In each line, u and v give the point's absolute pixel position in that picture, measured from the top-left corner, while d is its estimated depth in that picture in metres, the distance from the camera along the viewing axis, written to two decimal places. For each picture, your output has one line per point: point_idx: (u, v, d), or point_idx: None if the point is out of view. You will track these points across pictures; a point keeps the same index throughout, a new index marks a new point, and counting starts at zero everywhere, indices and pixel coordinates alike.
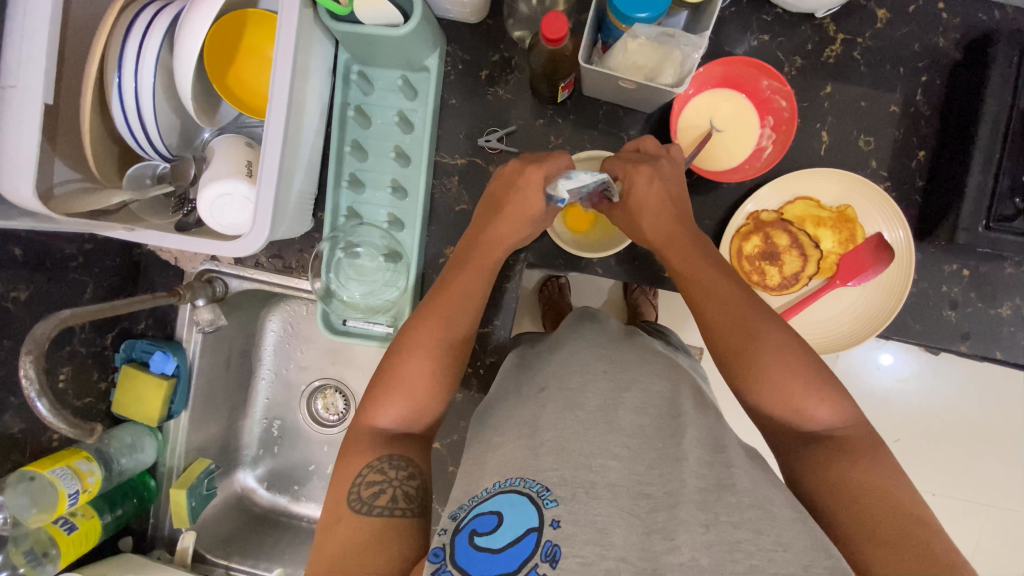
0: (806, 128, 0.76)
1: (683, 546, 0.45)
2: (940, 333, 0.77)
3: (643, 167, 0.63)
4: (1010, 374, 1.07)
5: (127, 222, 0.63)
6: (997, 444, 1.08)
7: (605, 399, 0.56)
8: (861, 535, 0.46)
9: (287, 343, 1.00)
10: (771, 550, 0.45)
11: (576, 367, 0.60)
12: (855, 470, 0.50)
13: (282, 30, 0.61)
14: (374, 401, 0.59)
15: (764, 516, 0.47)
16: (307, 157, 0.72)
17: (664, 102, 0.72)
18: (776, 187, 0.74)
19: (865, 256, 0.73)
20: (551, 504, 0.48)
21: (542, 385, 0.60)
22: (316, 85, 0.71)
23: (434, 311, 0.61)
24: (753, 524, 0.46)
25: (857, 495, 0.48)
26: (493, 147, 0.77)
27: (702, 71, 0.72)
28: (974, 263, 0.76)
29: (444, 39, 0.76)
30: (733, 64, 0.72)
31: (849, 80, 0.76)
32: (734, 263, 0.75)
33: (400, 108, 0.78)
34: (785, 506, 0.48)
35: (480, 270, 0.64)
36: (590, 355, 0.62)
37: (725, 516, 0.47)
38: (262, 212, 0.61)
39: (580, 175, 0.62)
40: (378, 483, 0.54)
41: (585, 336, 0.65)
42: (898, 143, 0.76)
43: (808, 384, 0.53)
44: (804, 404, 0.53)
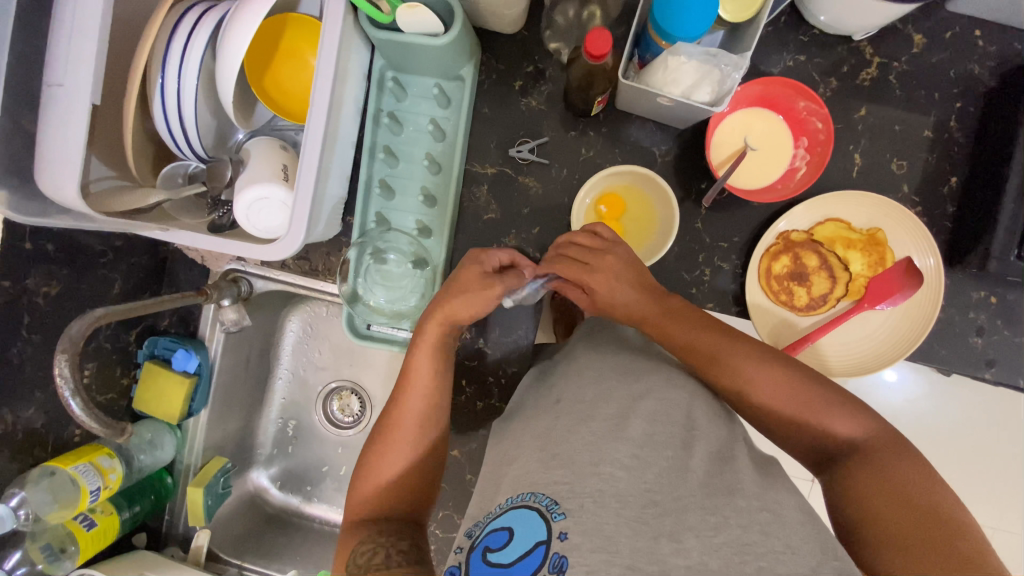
0: (838, 149, 0.76)
1: (692, 550, 0.46)
2: (964, 359, 0.77)
3: (603, 260, 0.66)
4: None
5: (161, 221, 0.64)
6: (1012, 470, 1.03)
7: (619, 408, 0.55)
8: (891, 545, 0.46)
9: (304, 344, 1.00)
10: (782, 552, 0.46)
11: (591, 381, 0.59)
12: (876, 476, 0.50)
13: (326, 34, 0.61)
14: (369, 462, 0.62)
15: (775, 519, 0.48)
16: (340, 161, 0.72)
17: (700, 119, 0.71)
18: (811, 205, 0.74)
19: (896, 279, 0.72)
20: (558, 517, 0.48)
21: (558, 398, 0.60)
22: (352, 90, 0.71)
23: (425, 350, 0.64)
24: (763, 526, 0.47)
25: (883, 503, 0.49)
26: (524, 157, 0.77)
27: (739, 90, 0.72)
28: (1002, 291, 0.76)
29: (480, 49, 0.76)
30: (772, 84, 0.71)
31: (883, 103, 0.76)
32: (762, 282, 0.75)
33: (432, 116, 0.78)
34: (795, 511, 0.49)
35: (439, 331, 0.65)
36: (613, 365, 0.61)
37: (734, 520, 0.47)
38: (298, 216, 0.62)
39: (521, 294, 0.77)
40: (370, 548, 0.56)
41: (607, 345, 0.65)
42: (930, 167, 0.76)
43: (807, 403, 0.55)
44: (818, 424, 0.55)
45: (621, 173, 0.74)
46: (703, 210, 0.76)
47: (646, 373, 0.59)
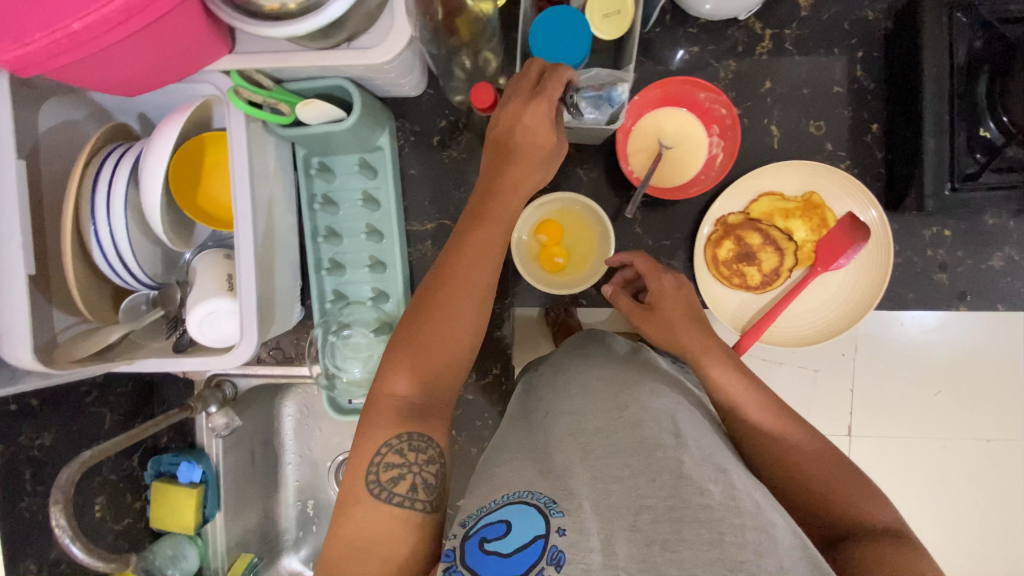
0: (754, 125, 0.77)
1: (687, 561, 0.44)
2: (936, 297, 0.76)
3: (672, 283, 0.69)
4: None
5: (128, 354, 0.68)
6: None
7: (606, 420, 0.57)
8: None
9: (305, 424, 1.01)
10: (775, 574, 0.42)
11: (578, 395, 0.61)
12: (898, 554, 0.48)
13: (235, 145, 0.65)
14: (390, 373, 0.56)
15: (766, 539, 0.45)
16: (284, 255, 0.75)
17: (608, 134, 0.73)
18: (734, 191, 0.75)
19: (846, 238, 0.72)
20: (557, 514, 0.49)
21: (547, 411, 0.61)
22: (279, 186, 0.74)
23: (468, 261, 0.59)
24: (756, 547, 0.44)
25: (891, 569, 0.46)
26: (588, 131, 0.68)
27: (638, 99, 0.73)
28: (953, 223, 0.75)
29: (392, 117, 0.80)
30: (669, 84, 0.73)
31: (786, 70, 0.76)
32: (710, 271, 0.76)
33: (363, 189, 0.81)
34: (787, 533, 0.46)
35: (481, 251, 0.59)
36: (591, 376, 0.63)
37: (730, 537, 0.45)
38: (247, 319, 0.65)
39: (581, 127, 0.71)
40: (397, 466, 0.53)
41: (595, 360, 0.66)
42: (849, 120, 0.76)
43: (840, 480, 0.55)
44: (848, 503, 0.53)
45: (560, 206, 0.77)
46: (637, 216, 0.79)
47: (622, 385, 0.60)
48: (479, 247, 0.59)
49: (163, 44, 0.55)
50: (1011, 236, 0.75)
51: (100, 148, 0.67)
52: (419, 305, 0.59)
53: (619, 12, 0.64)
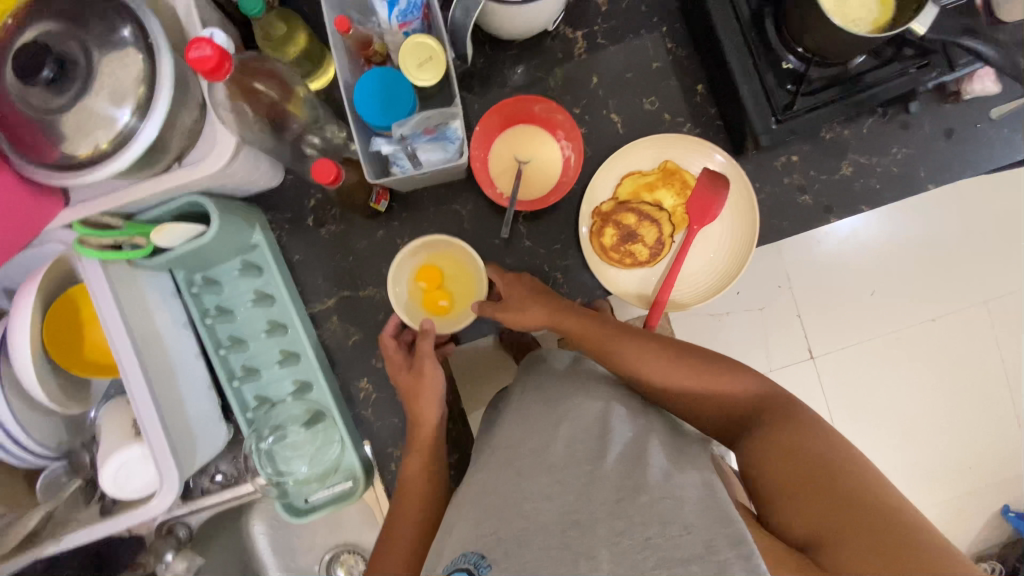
0: (595, 118, 0.82)
1: (605, 562, 0.46)
2: (807, 217, 0.82)
3: (511, 279, 0.76)
4: None
5: (52, 532, 0.65)
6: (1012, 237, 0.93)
7: (540, 440, 0.58)
8: (784, 494, 0.52)
9: (281, 536, 0.97)
10: (679, 535, 0.46)
11: (518, 425, 0.62)
12: (777, 437, 0.55)
13: (97, 293, 0.63)
14: None
15: (674, 504, 0.49)
16: (188, 380, 0.74)
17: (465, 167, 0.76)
18: (597, 182, 0.79)
19: (710, 193, 0.75)
20: (486, 570, 0.47)
21: (493, 450, 0.62)
22: (163, 315, 0.73)
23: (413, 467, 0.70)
24: (661, 516, 0.48)
25: (778, 460, 0.54)
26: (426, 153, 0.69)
27: (482, 127, 0.77)
28: (797, 148, 0.81)
29: (260, 212, 0.80)
30: (504, 107, 0.77)
31: (606, 62, 0.81)
32: (601, 260, 0.79)
33: (254, 289, 0.80)
34: (695, 486, 0.51)
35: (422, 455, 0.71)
36: (531, 401, 0.64)
37: (637, 517, 0.48)
38: (161, 459, 0.63)
39: (433, 155, 0.70)
40: None
41: (535, 381, 0.67)
42: (676, 88, 0.82)
43: (709, 379, 0.62)
44: (720, 393, 0.62)
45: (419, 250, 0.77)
46: (523, 230, 0.82)
47: (556, 401, 0.61)
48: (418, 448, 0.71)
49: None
50: (851, 143, 0.81)
51: None
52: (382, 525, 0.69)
53: (431, 58, 0.67)
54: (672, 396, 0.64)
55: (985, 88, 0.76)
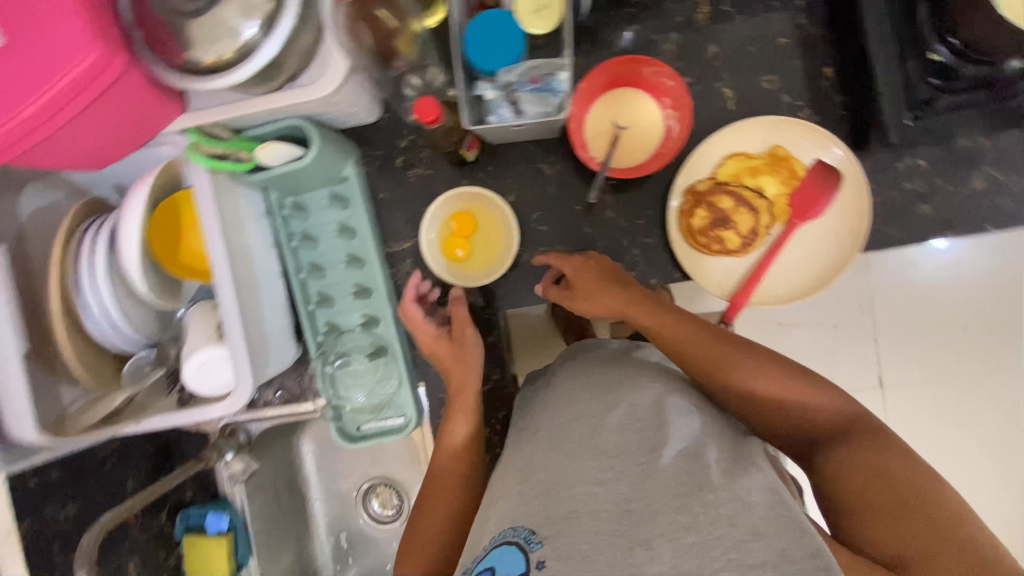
0: (705, 90, 0.77)
1: (663, 555, 0.46)
2: (922, 229, 0.75)
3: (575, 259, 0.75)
4: None
5: (136, 414, 0.71)
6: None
7: (590, 425, 0.57)
8: (866, 516, 0.51)
9: (325, 459, 1.04)
10: (746, 540, 0.46)
11: (565, 405, 0.61)
12: (862, 456, 0.54)
13: (201, 199, 0.67)
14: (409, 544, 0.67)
15: (741, 508, 0.48)
16: (269, 296, 0.77)
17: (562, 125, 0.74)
18: (698, 158, 0.75)
19: (822, 188, 0.71)
20: (536, 547, 0.49)
21: (537, 427, 0.61)
22: (254, 232, 0.76)
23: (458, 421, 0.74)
24: (728, 518, 0.47)
25: (863, 481, 0.52)
26: (529, 105, 0.69)
27: (587, 84, 0.73)
28: (926, 152, 0.74)
29: (354, 146, 0.82)
30: (615, 65, 0.73)
31: (729, 32, 0.76)
32: (687, 241, 0.75)
33: (338, 220, 0.82)
34: (760, 492, 0.49)
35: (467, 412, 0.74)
36: (578, 385, 0.63)
37: (702, 515, 0.47)
38: (240, 363, 0.67)
39: (534, 108, 0.69)
40: None
41: (584, 365, 0.66)
42: (801, 69, 0.75)
43: (789, 387, 0.60)
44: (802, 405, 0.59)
45: (451, 197, 0.78)
46: (610, 200, 0.79)
47: (606, 387, 0.60)
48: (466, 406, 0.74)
49: (119, 118, 0.59)
50: (987, 154, 0.74)
51: (79, 224, 0.71)
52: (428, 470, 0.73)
53: (548, 6, 0.66)
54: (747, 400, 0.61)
55: None
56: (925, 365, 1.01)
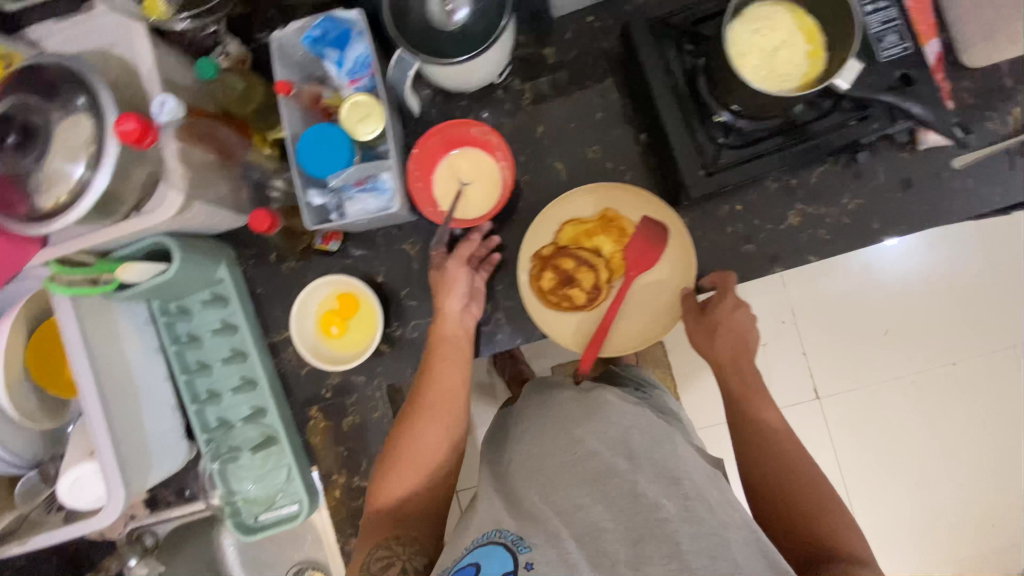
0: (540, 166, 0.85)
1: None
2: (750, 267, 0.81)
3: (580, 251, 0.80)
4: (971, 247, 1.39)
5: (22, 535, 0.74)
6: (952, 298, 1.40)
7: (568, 454, 0.66)
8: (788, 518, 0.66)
9: (249, 549, 1.04)
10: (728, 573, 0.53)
11: (540, 441, 0.70)
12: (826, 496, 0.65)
13: (65, 324, 0.72)
14: (386, 480, 0.74)
15: (721, 543, 0.56)
16: (151, 402, 0.81)
17: (407, 185, 0.79)
18: (539, 227, 0.81)
19: (655, 245, 0.78)
20: (524, 549, 0.58)
21: (510, 461, 0.71)
22: (132, 342, 0.81)
23: (444, 371, 0.76)
24: (709, 551, 0.55)
25: (812, 506, 0.65)
26: (361, 203, 0.74)
27: (423, 147, 0.79)
28: (741, 197, 0.80)
29: (229, 248, 0.87)
30: (445, 130, 0.80)
31: (552, 113, 0.85)
32: (540, 303, 0.81)
33: (220, 318, 0.87)
34: (741, 532, 0.57)
35: (453, 363, 0.77)
36: (555, 420, 0.71)
37: (687, 546, 0.55)
38: (110, 476, 0.71)
39: (368, 203, 0.75)
40: (388, 556, 0.69)
41: (554, 404, 0.74)
42: (619, 137, 0.83)
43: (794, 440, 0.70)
44: (800, 455, 0.69)
45: (325, 285, 0.82)
46: None
47: (572, 426, 0.68)
48: (444, 358, 0.77)
49: None
50: (798, 192, 0.80)
51: None
52: (403, 413, 0.77)
53: (368, 114, 0.73)
54: (756, 438, 0.71)
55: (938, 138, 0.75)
56: (854, 375, 1.42)
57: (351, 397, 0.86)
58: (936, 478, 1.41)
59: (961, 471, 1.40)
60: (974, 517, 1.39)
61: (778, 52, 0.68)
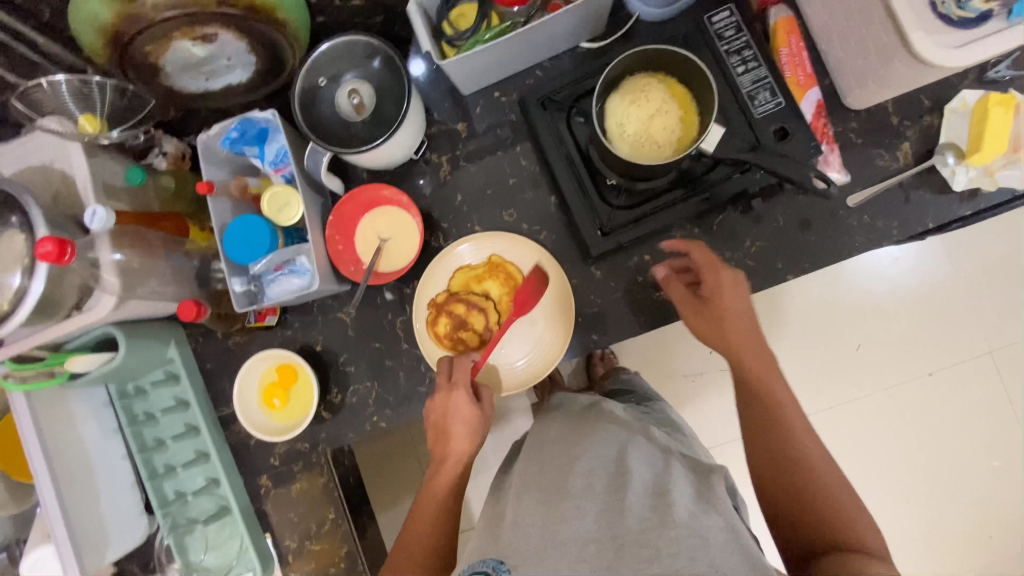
0: (461, 231, 0.90)
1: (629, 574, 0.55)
2: (663, 313, 0.85)
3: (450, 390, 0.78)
4: (937, 255, 1.41)
5: None
6: (932, 303, 1.41)
7: (560, 476, 0.70)
8: (782, 487, 0.64)
9: None
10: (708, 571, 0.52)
11: (540, 467, 0.74)
12: (813, 469, 0.64)
13: (20, 418, 0.78)
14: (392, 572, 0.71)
15: (700, 544, 0.55)
16: (108, 482, 0.86)
17: (332, 249, 0.85)
18: (429, 278, 0.87)
19: (534, 292, 0.84)
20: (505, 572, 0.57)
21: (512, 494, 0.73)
22: (89, 426, 0.86)
23: (451, 444, 0.77)
24: (690, 553, 0.54)
25: (806, 479, 0.64)
26: (278, 287, 0.79)
27: (341, 213, 0.85)
28: (650, 247, 0.85)
29: (179, 328, 0.93)
30: (358, 194, 0.86)
31: (469, 182, 0.90)
32: (437, 347, 0.85)
33: (174, 394, 0.92)
34: (720, 530, 0.57)
35: (459, 435, 0.77)
36: (551, 455, 0.76)
37: (666, 550, 0.55)
38: (65, 557, 0.77)
39: (286, 286, 0.79)
40: None
41: (559, 440, 0.79)
42: (532, 200, 0.89)
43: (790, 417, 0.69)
44: (793, 429, 0.67)
45: (263, 359, 0.87)
46: (402, 333, 0.89)
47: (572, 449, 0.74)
48: (446, 433, 0.77)
49: None
50: (701, 240, 0.84)
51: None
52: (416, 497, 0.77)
53: (287, 204, 0.80)
54: (760, 410, 0.70)
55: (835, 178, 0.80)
56: (830, 391, 1.43)
57: (298, 463, 0.90)
58: (934, 495, 1.39)
59: (962, 476, 1.38)
60: (979, 525, 1.38)
61: (653, 119, 0.73)
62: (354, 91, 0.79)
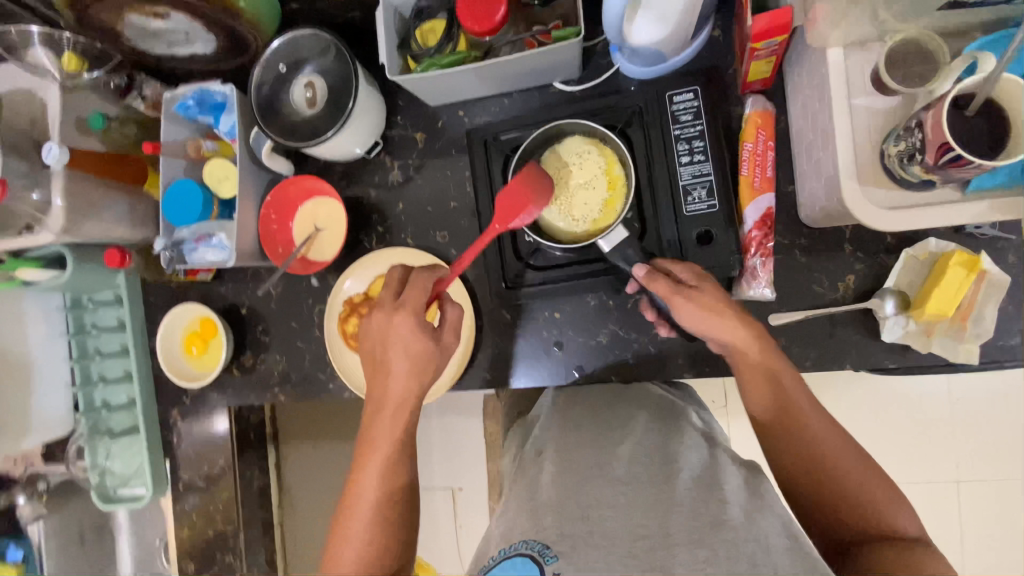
0: (394, 239, 0.92)
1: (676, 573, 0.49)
2: (556, 373, 0.85)
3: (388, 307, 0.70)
4: (943, 379, 1.24)
5: None
6: (922, 434, 1.25)
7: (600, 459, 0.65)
8: (820, 509, 0.58)
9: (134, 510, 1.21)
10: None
11: (573, 445, 0.68)
12: (845, 479, 0.58)
13: None
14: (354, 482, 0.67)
15: (759, 547, 0.50)
16: (45, 378, 0.97)
17: (266, 228, 0.88)
18: (354, 275, 0.89)
19: (525, 192, 0.72)
20: (551, 560, 0.51)
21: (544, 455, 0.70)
22: (37, 326, 0.97)
23: (396, 364, 0.70)
24: (751, 557, 0.49)
25: (836, 502, 0.57)
26: (196, 253, 0.84)
27: (281, 194, 0.88)
28: (561, 306, 0.84)
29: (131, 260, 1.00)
30: (302, 180, 0.88)
31: (413, 194, 0.91)
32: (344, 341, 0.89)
33: (118, 316, 1.01)
34: (779, 533, 0.52)
35: (402, 352, 0.69)
36: (583, 433, 0.71)
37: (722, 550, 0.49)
38: None
39: (204, 254, 0.84)
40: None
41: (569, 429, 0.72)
42: (466, 228, 0.89)
43: (824, 430, 0.60)
44: (816, 449, 0.60)
45: (189, 310, 0.96)
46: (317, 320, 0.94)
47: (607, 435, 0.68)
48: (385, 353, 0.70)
49: None
50: (613, 315, 0.83)
51: None
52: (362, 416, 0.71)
53: (226, 178, 0.86)
54: (783, 424, 0.62)
55: (756, 293, 0.74)
56: None
57: (205, 408, 0.99)
58: None
59: None
60: None
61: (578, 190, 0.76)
62: (309, 84, 0.80)
